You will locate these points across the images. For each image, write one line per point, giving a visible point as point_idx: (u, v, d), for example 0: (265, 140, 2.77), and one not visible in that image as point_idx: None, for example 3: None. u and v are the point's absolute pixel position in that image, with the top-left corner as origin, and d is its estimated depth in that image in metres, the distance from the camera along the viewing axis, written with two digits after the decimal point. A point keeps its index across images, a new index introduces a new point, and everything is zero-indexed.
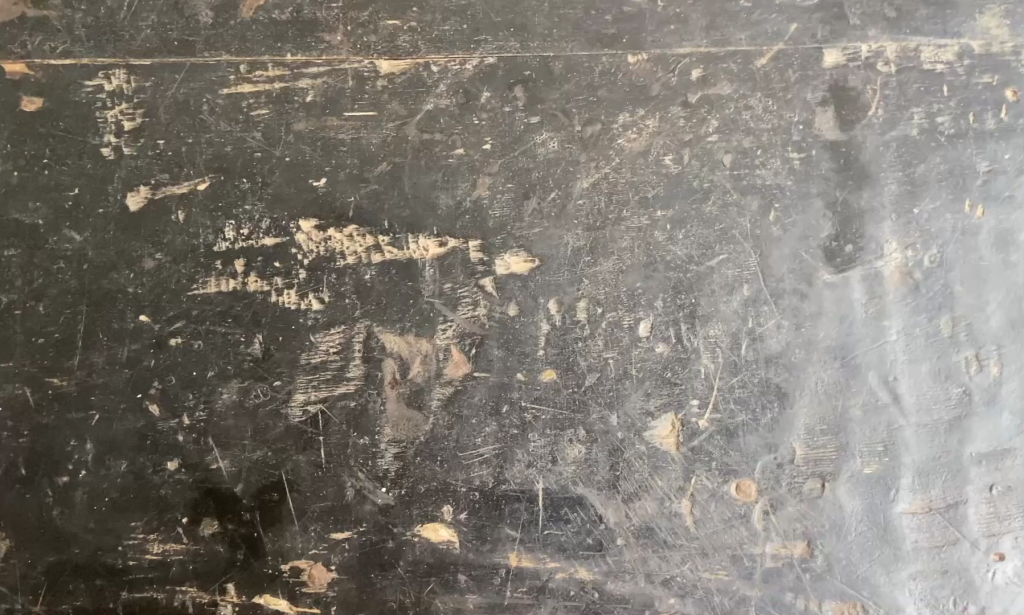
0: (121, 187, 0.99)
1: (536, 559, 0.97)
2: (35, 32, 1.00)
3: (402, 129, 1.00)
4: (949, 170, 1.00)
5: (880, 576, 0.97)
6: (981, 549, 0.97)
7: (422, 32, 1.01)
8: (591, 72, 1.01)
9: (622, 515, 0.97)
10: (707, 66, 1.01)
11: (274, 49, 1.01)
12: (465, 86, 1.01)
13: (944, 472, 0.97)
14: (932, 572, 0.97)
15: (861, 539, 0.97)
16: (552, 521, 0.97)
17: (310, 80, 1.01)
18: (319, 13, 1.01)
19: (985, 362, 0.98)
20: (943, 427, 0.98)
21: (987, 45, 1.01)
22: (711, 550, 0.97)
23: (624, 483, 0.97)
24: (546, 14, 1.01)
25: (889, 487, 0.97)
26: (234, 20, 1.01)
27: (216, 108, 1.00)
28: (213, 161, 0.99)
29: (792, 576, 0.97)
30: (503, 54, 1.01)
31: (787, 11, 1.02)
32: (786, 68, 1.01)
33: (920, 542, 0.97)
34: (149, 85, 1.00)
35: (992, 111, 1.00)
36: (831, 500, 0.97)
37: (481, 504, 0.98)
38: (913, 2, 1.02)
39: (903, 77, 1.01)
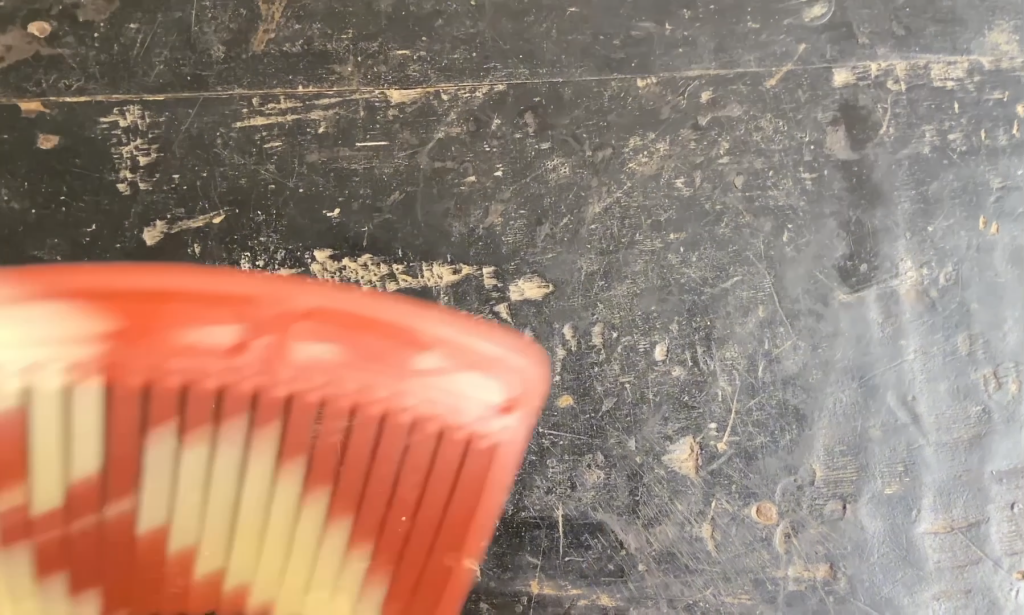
0: (138, 222, 0.99)
1: (559, 586, 0.94)
2: (49, 70, 1.01)
3: (414, 158, 1.01)
4: (962, 188, 0.99)
5: (904, 597, 0.95)
6: (1003, 567, 0.96)
7: (432, 61, 1.03)
8: (601, 96, 1.02)
9: (643, 540, 0.95)
10: (716, 89, 1.02)
11: (286, 81, 1.02)
12: (476, 114, 1.02)
13: (964, 491, 0.96)
14: (955, 592, 0.95)
15: (883, 560, 0.96)
16: (573, 547, 0.94)
17: (322, 112, 1.02)
18: (330, 45, 1.03)
19: (1004, 380, 0.97)
20: (963, 446, 0.97)
21: (996, 61, 1.02)
22: (733, 574, 0.95)
23: (644, 508, 0.96)
24: (555, 40, 1.03)
25: (910, 508, 0.96)
26: (246, 54, 1.02)
27: (229, 142, 1.01)
28: (228, 194, 1.00)
29: (816, 599, 0.95)
30: (512, 81, 1.02)
31: (796, 32, 1.02)
32: (796, 89, 1.01)
33: (942, 561, 0.96)
34: (163, 120, 1.01)
35: (1003, 128, 1.01)
36: (853, 521, 0.96)
37: (501, 532, 0.94)
38: (922, 20, 1.02)
39: (913, 95, 1.01)
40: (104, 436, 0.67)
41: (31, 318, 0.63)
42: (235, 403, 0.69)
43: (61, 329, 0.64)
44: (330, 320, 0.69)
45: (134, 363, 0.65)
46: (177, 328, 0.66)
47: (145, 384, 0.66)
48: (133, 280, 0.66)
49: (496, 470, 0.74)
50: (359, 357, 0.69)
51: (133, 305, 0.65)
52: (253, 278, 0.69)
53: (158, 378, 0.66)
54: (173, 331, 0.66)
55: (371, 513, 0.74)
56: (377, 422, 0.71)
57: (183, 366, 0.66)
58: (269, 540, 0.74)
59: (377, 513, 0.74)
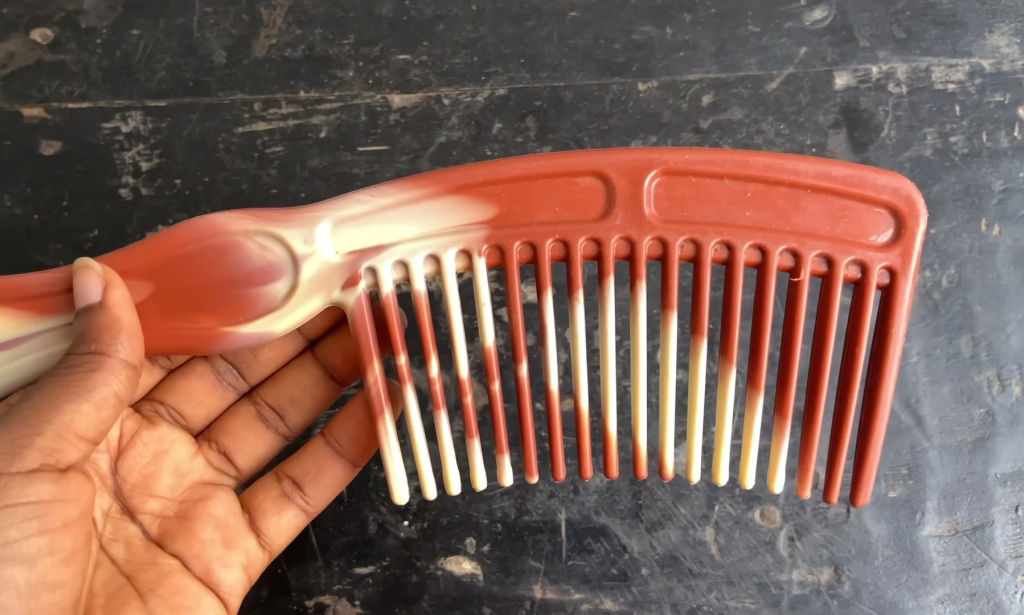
0: (139, 227, 0.99)
1: (561, 591, 0.92)
2: (52, 76, 1.04)
3: (415, 162, 1.01)
4: (964, 189, 0.99)
5: (908, 601, 0.91)
6: (1008, 570, 0.92)
7: (434, 66, 1.04)
8: (602, 100, 1.02)
9: (646, 544, 0.93)
10: (717, 92, 1.02)
11: (288, 86, 1.04)
12: (477, 118, 1.02)
13: (969, 495, 0.93)
14: (960, 596, 0.91)
15: (888, 564, 0.92)
16: (576, 552, 0.93)
17: (324, 117, 1.03)
18: (331, 50, 1.05)
19: (1008, 382, 0.95)
20: (967, 449, 0.94)
21: (998, 63, 1.02)
22: (737, 578, 0.92)
23: (647, 512, 0.94)
24: (556, 45, 1.04)
25: (914, 511, 0.93)
26: (248, 59, 1.04)
27: (231, 147, 1.02)
28: (229, 199, 1.00)
29: (820, 603, 0.91)
30: (513, 85, 1.03)
31: (796, 35, 1.03)
32: (797, 91, 1.02)
33: (947, 565, 0.92)
34: (165, 126, 1.02)
35: (1006, 130, 1.00)
36: (857, 525, 0.93)
37: (504, 536, 0.94)
38: (921, 23, 1.03)
39: (914, 98, 1.01)
40: (456, 310, 0.73)
41: (396, 222, 0.71)
42: (640, 260, 0.70)
43: (430, 222, 0.71)
44: (687, 174, 0.70)
45: (492, 243, 0.71)
46: (549, 206, 0.70)
47: (532, 245, 0.71)
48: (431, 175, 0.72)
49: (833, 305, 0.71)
50: (753, 204, 0.70)
51: (271, 215, 0.71)
52: (610, 155, 0.70)
53: (529, 246, 0.71)
54: (577, 196, 0.71)
55: (764, 355, 0.73)
56: (766, 263, 0.70)
57: (581, 231, 0.70)
58: (672, 395, 0.75)
59: (765, 363, 0.73)
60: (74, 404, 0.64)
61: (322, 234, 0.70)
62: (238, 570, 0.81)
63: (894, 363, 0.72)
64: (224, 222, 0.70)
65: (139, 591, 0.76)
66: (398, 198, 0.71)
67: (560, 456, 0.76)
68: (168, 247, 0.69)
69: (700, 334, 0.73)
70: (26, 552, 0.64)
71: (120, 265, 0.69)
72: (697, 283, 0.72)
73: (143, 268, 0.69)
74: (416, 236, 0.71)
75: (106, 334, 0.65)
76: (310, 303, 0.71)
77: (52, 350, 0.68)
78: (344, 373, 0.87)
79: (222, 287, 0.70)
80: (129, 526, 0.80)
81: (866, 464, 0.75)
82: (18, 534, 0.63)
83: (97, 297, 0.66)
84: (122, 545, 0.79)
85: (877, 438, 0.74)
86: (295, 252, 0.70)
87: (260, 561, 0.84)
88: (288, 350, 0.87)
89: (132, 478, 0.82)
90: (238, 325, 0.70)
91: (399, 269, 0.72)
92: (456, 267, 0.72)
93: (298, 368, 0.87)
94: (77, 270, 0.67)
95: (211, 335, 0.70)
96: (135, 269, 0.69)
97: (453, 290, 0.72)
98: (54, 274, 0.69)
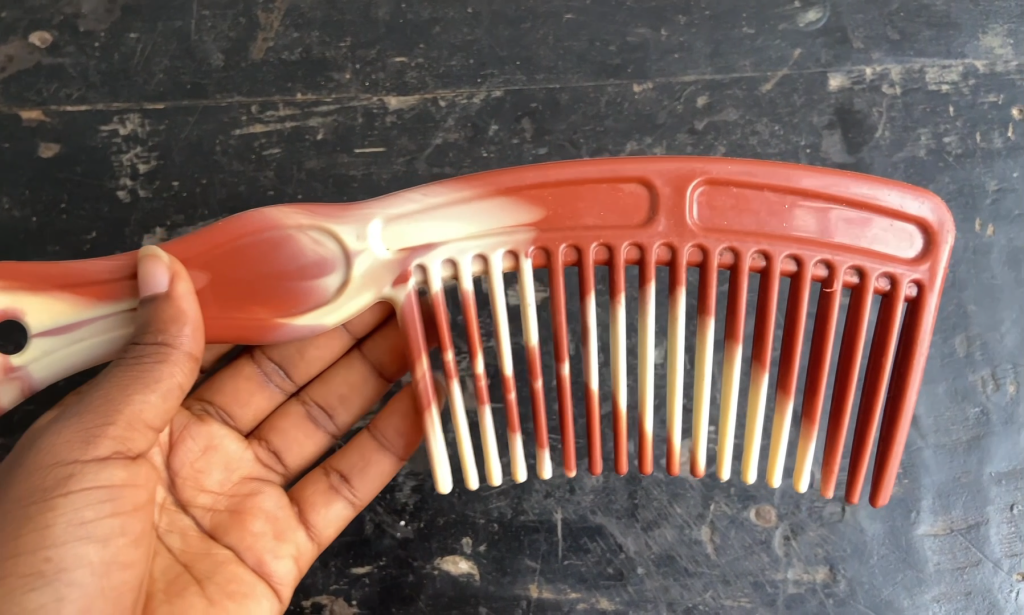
0: (137, 229, 1.00)
1: (557, 590, 0.93)
2: (50, 79, 1.04)
3: (411, 164, 1.02)
4: (958, 190, 0.99)
5: (903, 600, 0.91)
6: (1003, 569, 0.92)
7: (429, 68, 1.05)
8: (597, 102, 1.03)
9: (642, 544, 0.93)
10: (712, 94, 1.02)
11: (285, 89, 1.04)
12: (473, 120, 1.03)
13: (964, 494, 0.94)
14: (955, 594, 0.91)
15: (883, 563, 0.92)
16: (572, 551, 0.93)
17: (321, 119, 1.03)
18: (328, 53, 1.05)
19: (1002, 381, 0.96)
20: (962, 448, 0.94)
21: (991, 64, 1.02)
22: (733, 577, 0.92)
23: (643, 511, 0.94)
24: (551, 47, 1.05)
25: (909, 510, 0.93)
26: (245, 62, 1.05)
27: (229, 149, 1.02)
28: (227, 200, 1.01)
29: (816, 602, 0.92)
30: (509, 87, 1.04)
31: (791, 37, 1.04)
32: (792, 92, 1.02)
33: (942, 563, 0.92)
34: (163, 128, 1.03)
35: (999, 130, 1.01)
36: (852, 524, 0.93)
37: (500, 535, 0.94)
38: (915, 25, 1.04)
39: (908, 99, 1.02)
40: (503, 311, 0.74)
41: (446, 221, 0.72)
42: (682, 267, 0.71)
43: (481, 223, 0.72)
44: (729, 184, 0.71)
45: (538, 245, 0.71)
46: (594, 212, 0.71)
47: (577, 248, 0.71)
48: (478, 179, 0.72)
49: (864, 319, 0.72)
50: (801, 215, 0.71)
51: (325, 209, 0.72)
52: (656, 163, 0.71)
53: (574, 249, 0.72)
54: (622, 203, 0.71)
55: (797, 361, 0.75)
56: (803, 274, 0.71)
57: (624, 237, 0.71)
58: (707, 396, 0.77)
59: (796, 368, 0.75)
60: (142, 394, 0.66)
61: (373, 230, 0.71)
62: (290, 562, 0.82)
63: (918, 377, 0.73)
64: (278, 216, 0.71)
65: (197, 578, 0.76)
66: (448, 200, 0.72)
67: (598, 454, 0.78)
68: (223, 239, 0.70)
69: (735, 339, 0.74)
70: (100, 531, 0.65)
71: (180, 254, 0.70)
72: (733, 290, 0.73)
73: (202, 258, 0.70)
74: (466, 236, 0.71)
75: (172, 325, 0.67)
76: (362, 296, 0.72)
77: (113, 335, 0.69)
78: (393, 370, 0.88)
79: (278, 278, 0.71)
80: (182, 518, 0.80)
81: (887, 471, 0.77)
82: (93, 514, 0.64)
83: (164, 286, 0.67)
84: (177, 536, 0.79)
85: (898, 449, 0.76)
86: (348, 248, 0.71)
87: (309, 553, 0.84)
88: (335, 349, 0.87)
89: (184, 473, 0.82)
90: (294, 317, 0.71)
91: (448, 268, 0.73)
92: (504, 267, 0.73)
93: (345, 365, 0.88)
94: (143, 259, 0.68)
95: (266, 326, 0.71)
96: (194, 259, 0.70)
97: (500, 290, 0.73)
98: (112, 261, 0.70)
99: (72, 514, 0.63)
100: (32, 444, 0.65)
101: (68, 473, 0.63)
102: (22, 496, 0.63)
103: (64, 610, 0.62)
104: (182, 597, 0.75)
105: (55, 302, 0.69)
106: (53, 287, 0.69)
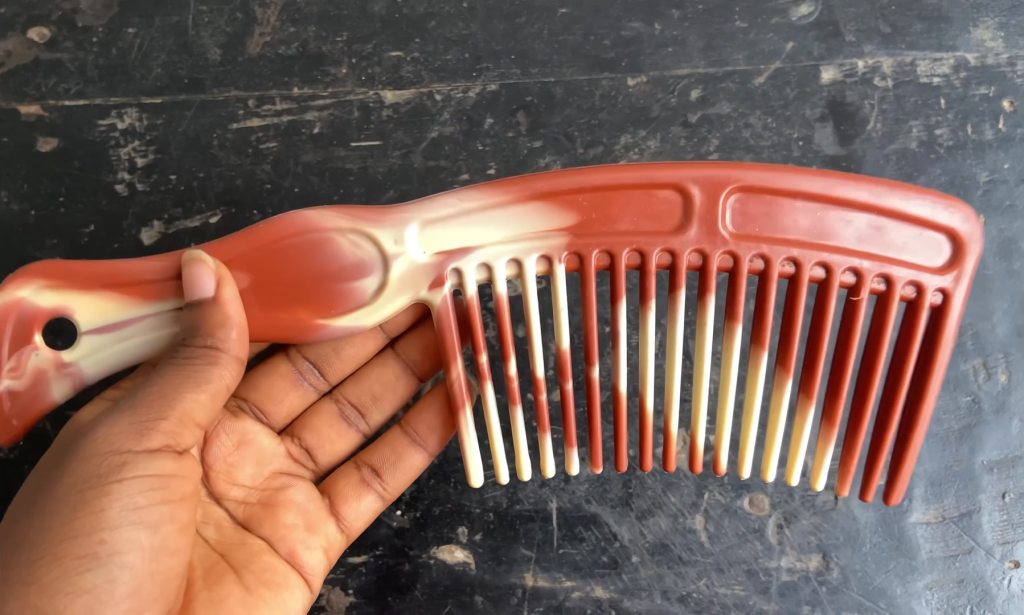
0: (135, 222, 1.01)
1: (552, 579, 0.93)
2: (49, 74, 1.05)
3: (407, 157, 1.03)
4: (950, 181, 1.00)
5: (896, 587, 0.92)
6: (995, 556, 0.92)
7: (425, 62, 1.06)
8: (592, 96, 1.04)
9: (636, 532, 0.94)
10: (705, 87, 1.03)
11: (282, 83, 1.05)
12: (468, 114, 1.04)
13: (956, 482, 0.94)
14: (948, 582, 0.92)
15: (875, 550, 0.93)
16: (567, 540, 0.94)
17: (317, 113, 1.04)
18: (324, 47, 1.06)
19: (993, 371, 0.96)
20: (953, 437, 0.95)
21: (982, 57, 1.03)
22: (726, 566, 0.93)
23: (637, 500, 0.95)
24: (546, 41, 1.06)
25: (902, 498, 0.94)
26: (242, 57, 1.06)
27: (226, 143, 1.03)
28: (224, 193, 1.01)
29: (809, 589, 0.92)
30: (504, 81, 1.05)
31: (783, 31, 1.05)
32: (784, 86, 1.03)
33: (934, 551, 0.93)
34: (160, 122, 1.04)
35: (990, 122, 1.02)
36: (845, 512, 0.94)
37: (495, 525, 0.95)
38: (906, 18, 1.05)
39: (900, 91, 1.03)
40: (536, 313, 0.75)
41: (482, 227, 0.72)
42: (712, 273, 0.72)
43: (516, 228, 0.72)
44: (761, 192, 0.71)
45: (572, 251, 0.72)
46: (628, 218, 0.72)
47: (610, 253, 0.72)
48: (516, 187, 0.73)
49: (887, 325, 0.73)
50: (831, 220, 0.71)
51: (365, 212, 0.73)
52: (691, 170, 0.71)
53: (607, 255, 0.72)
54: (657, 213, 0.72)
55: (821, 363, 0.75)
56: (828, 281, 0.72)
57: (657, 242, 0.72)
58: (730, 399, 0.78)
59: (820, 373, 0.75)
60: (192, 393, 0.68)
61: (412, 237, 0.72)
62: (321, 553, 0.84)
63: (936, 380, 0.75)
64: (319, 219, 0.71)
65: (235, 568, 0.78)
66: (486, 208, 0.72)
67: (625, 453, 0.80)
68: (265, 240, 0.71)
69: (762, 344, 0.75)
70: (150, 517, 0.66)
71: (226, 256, 0.71)
72: (761, 297, 0.73)
73: (244, 261, 0.71)
74: (501, 241, 0.72)
75: (219, 329, 0.68)
76: (399, 299, 0.73)
77: (160, 333, 0.70)
78: (427, 369, 0.88)
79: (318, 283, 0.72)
80: (217, 510, 0.82)
81: (903, 471, 0.78)
82: (143, 499, 0.66)
83: (212, 292, 0.68)
84: (213, 527, 0.81)
85: (915, 447, 0.77)
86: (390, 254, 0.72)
87: (339, 545, 0.86)
88: (371, 348, 0.87)
89: (219, 469, 0.83)
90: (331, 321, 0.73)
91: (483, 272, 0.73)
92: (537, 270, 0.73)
93: (379, 364, 0.88)
94: (189, 263, 0.69)
95: (308, 326, 0.72)
96: (238, 261, 0.71)
97: (533, 292, 0.74)
98: (156, 261, 0.71)
99: (122, 500, 0.65)
100: (85, 428, 0.68)
101: (120, 460, 0.65)
102: (75, 479, 0.65)
103: (116, 591, 0.64)
104: (220, 585, 0.76)
105: (103, 300, 0.70)
106: (99, 287, 0.70)
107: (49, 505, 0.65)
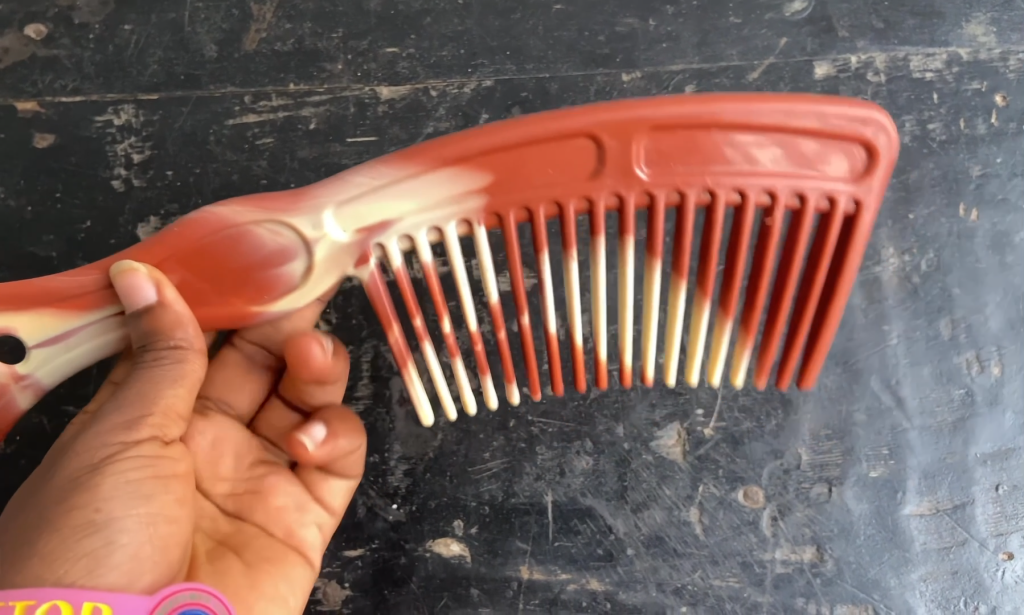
0: (132, 217, 1.01)
1: (548, 571, 0.94)
2: (45, 71, 1.05)
3: (403, 152, 1.03)
4: (943, 175, 1.01)
5: (890, 579, 0.92)
6: (989, 548, 0.93)
7: (421, 58, 1.06)
8: (587, 91, 1.04)
9: (632, 525, 0.94)
10: (699, 83, 1.04)
11: (278, 79, 1.05)
12: (464, 109, 1.04)
13: (950, 474, 0.94)
14: (941, 573, 0.92)
15: (869, 542, 0.93)
16: (562, 533, 0.94)
17: (313, 109, 1.04)
18: (320, 44, 1.07)
19: (986, 363, 0.97)
20: (947, 429, 0.95)
21: (975, 52, 1.04)
22: (721, 558, 0.93)
23: (632, 493, 0.95)
24: (541, 38, 1.06)
25: (896, 490, 0.94)
26: (238, 53, 1.06)
27: (222, 139, 1.03)
28: (220, 189, 1.02)
29: (803, 581, 0.93)
30: (499, 77, 1.05)
31: (777, 26, 1.05)
32: (778, 81, 1.03)
33: (928, 543, 0.93)
34: (157, 119, 1.04)
35: (983, 117, 1.02)
36: (839, 505, 0.94)
37: (491, 518, 0.95)
38: (900, 14, 1.05)
39: (893, 86, 1.03)
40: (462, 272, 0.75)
41: (396, 198, 0.71)
42: (628, 215, 0.72)
43: (430, 196, 0.71)
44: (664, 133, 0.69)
45: (489, 212, 0.72)
46: (541, 171, 0.70)
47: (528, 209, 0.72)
48: (425, 149, 0.70)
49: (801, 241, 0.74)
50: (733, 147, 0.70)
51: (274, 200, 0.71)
52: (597, 116, 0.69)
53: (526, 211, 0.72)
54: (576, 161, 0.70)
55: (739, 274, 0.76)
56: (745, 203, 0.72)
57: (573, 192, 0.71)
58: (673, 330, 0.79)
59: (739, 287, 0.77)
60: (171, 389, 0.71)
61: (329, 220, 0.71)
62: (315, 529, 0.86)
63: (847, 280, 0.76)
64: (231, 214, 0.71)
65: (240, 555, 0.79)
66: (397, 177, 0.71)
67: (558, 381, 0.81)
68: (186, 243, 0.71)
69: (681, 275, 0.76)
70: (150, 487, 0.68)
71: (153, 260, 0.71)
72: (679, 224, 0.73)
73: (172, 263, 0.71)
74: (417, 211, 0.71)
75: (175, 327, 0.71)
76: (329, 278, 0.73)
77: (103, 339, 0.72)
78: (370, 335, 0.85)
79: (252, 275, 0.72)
80: (205, 505, 0.82)
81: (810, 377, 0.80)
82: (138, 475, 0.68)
83: (152, 297, 0.69)
84: (208, 521, 0.81)
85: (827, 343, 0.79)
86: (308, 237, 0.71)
87: (328, 524, 0.88)
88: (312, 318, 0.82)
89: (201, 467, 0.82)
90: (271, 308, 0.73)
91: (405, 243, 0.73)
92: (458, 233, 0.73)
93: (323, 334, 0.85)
94: (121, 275, 0.70)
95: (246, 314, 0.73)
96: (167, 262, 0.71)
97: (456, 253, 0.74)
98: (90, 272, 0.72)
99: (117, 479, 0.67)
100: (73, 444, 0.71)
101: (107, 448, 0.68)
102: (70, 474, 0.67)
103: (115, 555, 0.65)
104: (221, 560, 0.78)
105: (42, 315, 0.71)
106: (37, 304, 0.70)
107: (45, 499, 0.67)
